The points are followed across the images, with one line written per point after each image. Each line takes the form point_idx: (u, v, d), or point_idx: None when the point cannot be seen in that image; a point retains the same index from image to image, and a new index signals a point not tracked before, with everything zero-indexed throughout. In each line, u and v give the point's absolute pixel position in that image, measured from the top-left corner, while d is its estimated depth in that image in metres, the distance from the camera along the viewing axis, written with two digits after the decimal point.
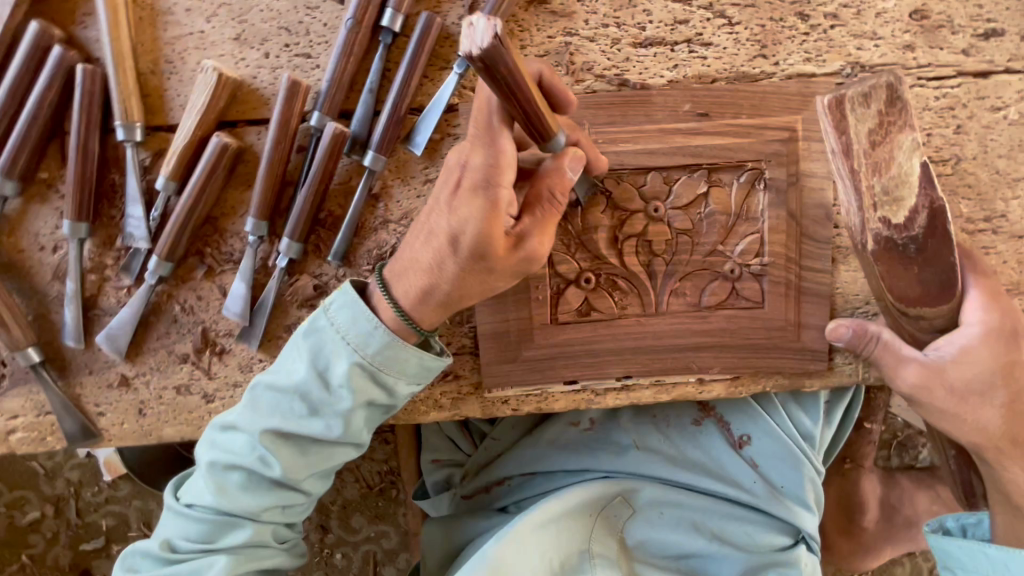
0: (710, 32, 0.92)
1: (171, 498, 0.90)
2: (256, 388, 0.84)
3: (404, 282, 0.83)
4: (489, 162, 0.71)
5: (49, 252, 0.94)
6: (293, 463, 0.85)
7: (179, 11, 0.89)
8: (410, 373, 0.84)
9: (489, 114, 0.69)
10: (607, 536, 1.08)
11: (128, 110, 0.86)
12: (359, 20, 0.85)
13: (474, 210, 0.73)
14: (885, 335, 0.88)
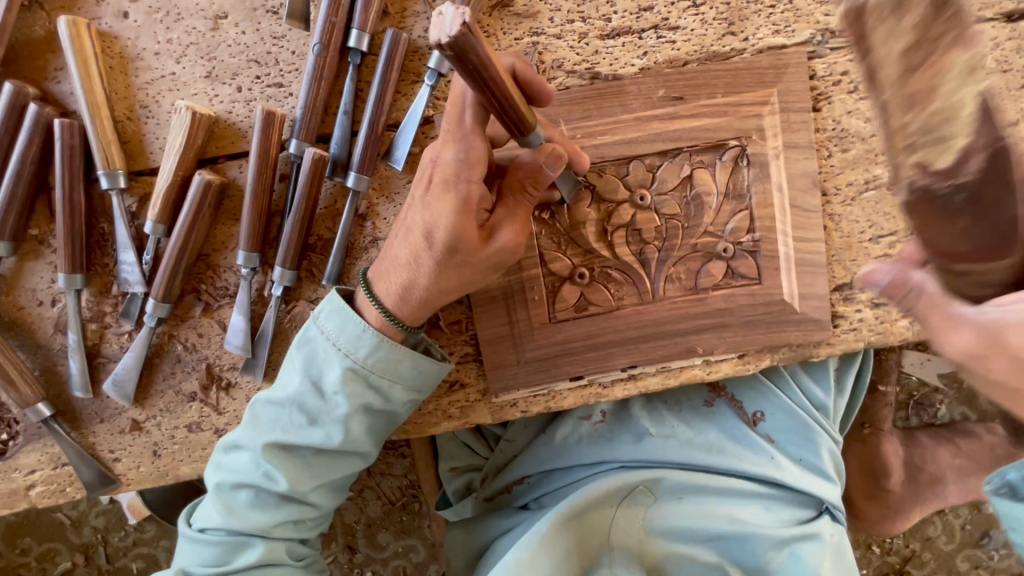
0: (676, 15, 0.92)
1: (185, 526, 0.92)
2: (256, 405, 0.87)
3: (386, 280, 0.84)
4: (461, 155, 0.73)
5: (48, 306, 0.95)
6: (298, 475, 0.86)
7: (149, 55, 0.90)
8: (405, 375, 0.85)
9: (462, 110, 0.72)
10: (627, 527, 1.08)
11: (109, 159, 0.87)
12: (326, 44, 0.86)
13: (446, 205, 0.74)
14: (932, 290, 0.61)
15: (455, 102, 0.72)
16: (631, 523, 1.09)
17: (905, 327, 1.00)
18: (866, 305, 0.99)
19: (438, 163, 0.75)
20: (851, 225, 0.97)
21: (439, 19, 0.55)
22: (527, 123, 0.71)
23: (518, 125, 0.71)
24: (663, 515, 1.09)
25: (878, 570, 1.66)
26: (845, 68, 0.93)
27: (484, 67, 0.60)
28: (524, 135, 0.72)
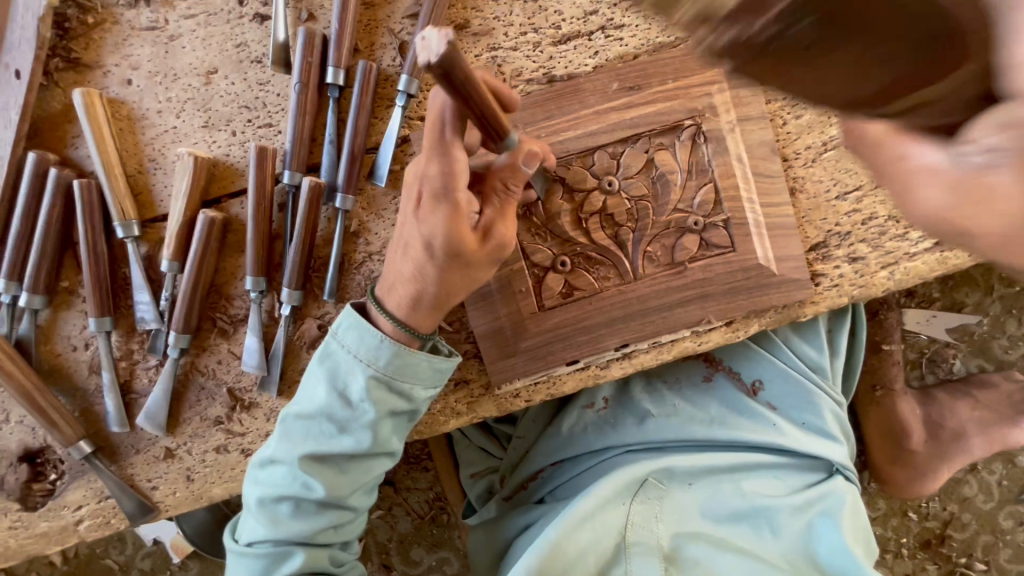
0: (620, 15, 0.99)
1: (231, 541, 0.98)
2: (286, 419, 0.92)
3: (395, 294, 0.90)
4: (444, 170, 0.77)
5: (82, 350, 1.04)
6: (335, 481, 0.92)
7: (152, 114, 1.00)
8: (423, 377, 0.91)
9: (442, 128, 0.75)
10: (646, 522, 1.07)
11: (124, 210, 0.97)
12: (305, 82, 0.95)
13: (440, 216, 0.79)
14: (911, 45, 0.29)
15: (433, 122, 0.75)
16: (649, 517, 1.07)
17: (886, 277, 1.02)
18: (844, 260, 1.02)
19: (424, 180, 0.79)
20: (815, 185, 1.01)
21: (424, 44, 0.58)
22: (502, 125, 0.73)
23: (496, 133, 0.73)
24: (677, 503, 1.10)
25: (919, 538, 1.61)
26: None
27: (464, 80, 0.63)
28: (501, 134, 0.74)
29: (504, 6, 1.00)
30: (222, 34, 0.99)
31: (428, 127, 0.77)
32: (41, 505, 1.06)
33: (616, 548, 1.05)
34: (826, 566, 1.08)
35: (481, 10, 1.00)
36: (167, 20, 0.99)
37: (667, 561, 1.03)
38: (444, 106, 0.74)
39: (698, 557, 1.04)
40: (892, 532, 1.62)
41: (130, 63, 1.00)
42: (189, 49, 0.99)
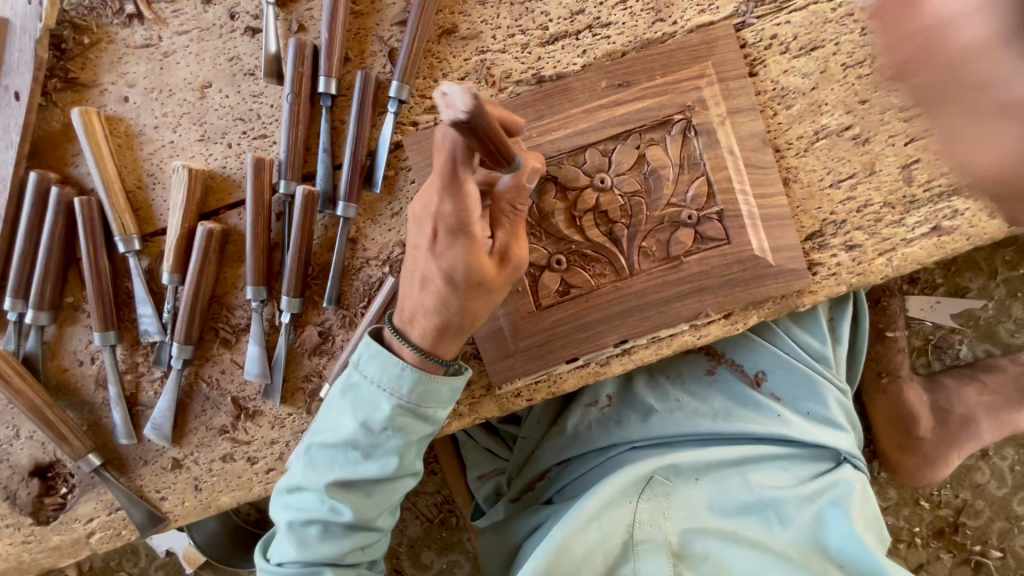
0: (607, 13, 1.00)
1: (261, 561, 0.99)
2: (311, 448, 0.93)
3: (417, 326, 0.89)
4: (460, 207, 0.75)
5: (89, 364, 1.06)
6: (362, 505, 0.93)
7: (149, 129, 1.02)
8: (445, 400, 0.92)
9: (453, 169, 0.73)
10: (653, 519, 1.07)
11: (124, 225, 0.99)
12: (297, 92, 0.97)
13: (459, 251, 0.79)
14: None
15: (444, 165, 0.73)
16: (657, 514, 1.07)
17: (884, 264, 1.02)
18: (840, 249, 1.02)
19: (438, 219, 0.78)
20: (808, 174, 1.01)
21: (445, 105, 0.58)
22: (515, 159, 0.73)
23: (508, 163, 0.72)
24: (684, 500, 1.10)
25: (933, 526, 1.60)
26: (773, 32, 0.99)
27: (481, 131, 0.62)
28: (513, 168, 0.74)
29: (491, 10, 1.01)
30: (215, 48, 1.00)
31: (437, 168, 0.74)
32: (53, 519, 1.08)
33: (624, 546, 1.05)
34: (838, 557, 1.06)
35: (468, 15, 1.01)
36: (161, 36, 1.00)
37: (676, 558, 1.04)
38: (455, 147, 0.71)
39: (706, 551, 1.04)
40: (904, 521, 1.61)
41: (127, 81, 1.01)
42: (183, 65, 1.01)
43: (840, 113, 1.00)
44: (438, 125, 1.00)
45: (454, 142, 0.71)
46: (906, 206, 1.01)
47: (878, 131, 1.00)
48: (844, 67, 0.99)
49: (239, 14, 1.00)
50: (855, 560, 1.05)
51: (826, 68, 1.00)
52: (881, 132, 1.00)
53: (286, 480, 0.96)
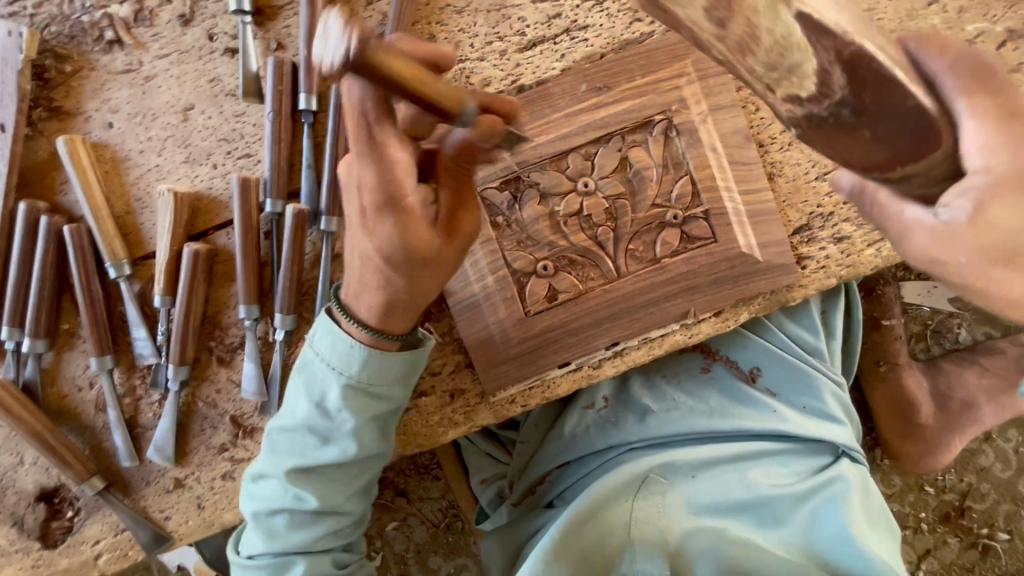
0: (584, 15, 0.99)
1: (236, 556, 1.00)
2: (271, 433, 0.94)
3: (363, 302, 0.86)
4: (381, 176, 0.70)
5: (88, 389, 1.07)
6: (325, 491, 0.93)
7: (134, 154, 1.02)
8: (398, 376, 0.90)
9: (367, 132, 0.68)
10: (649, 519, 1.06)
11: (114, 250, 1.00)
12: (278, 110, 0.97)
13: (392, 224, 0.74)
14: (885, 194, 0.56)
15: (357, 123, 0.68)
16: (655, 514, 1.07)
17: (873, 255, 1.02)
18: (829, 241, 1.02)
19: (360, 189, 0.73)
20: (793, 168, 1.01)
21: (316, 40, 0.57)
22: (453, 104, 0.62)
23: (445, 112, 0.64)
24: (684, 500, 1.09)
25: (938, 511, 1.60)
26: None
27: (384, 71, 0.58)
28: (455, 115, 0.64)
29: (468, 18, 0.99)
30: (195, 70, 1.00)
31: (353, 132, 0.69)
32: (61, 542, 1.09)
33: (621, 547, 1.05)
34: (829, 554, 1.06)
35: (445, 24, 0.99)
36: (141, 61, 1.01)
37: (672, 558, 1.04)
38: (361, 105, 0.66)
39: (702, 550, 1.04)
40: (909, 507, 1.60)
41: (110, 107, 1.02)
42: (164, 88, 1.01)
43: None
44: None
45: (363, 94, 0.65)
46: None
47: None
48: None
49: (217, 35, 1.00)
50: (848, 558, 1.04)
51: None
52: None
53: (251, 470, 0.97)
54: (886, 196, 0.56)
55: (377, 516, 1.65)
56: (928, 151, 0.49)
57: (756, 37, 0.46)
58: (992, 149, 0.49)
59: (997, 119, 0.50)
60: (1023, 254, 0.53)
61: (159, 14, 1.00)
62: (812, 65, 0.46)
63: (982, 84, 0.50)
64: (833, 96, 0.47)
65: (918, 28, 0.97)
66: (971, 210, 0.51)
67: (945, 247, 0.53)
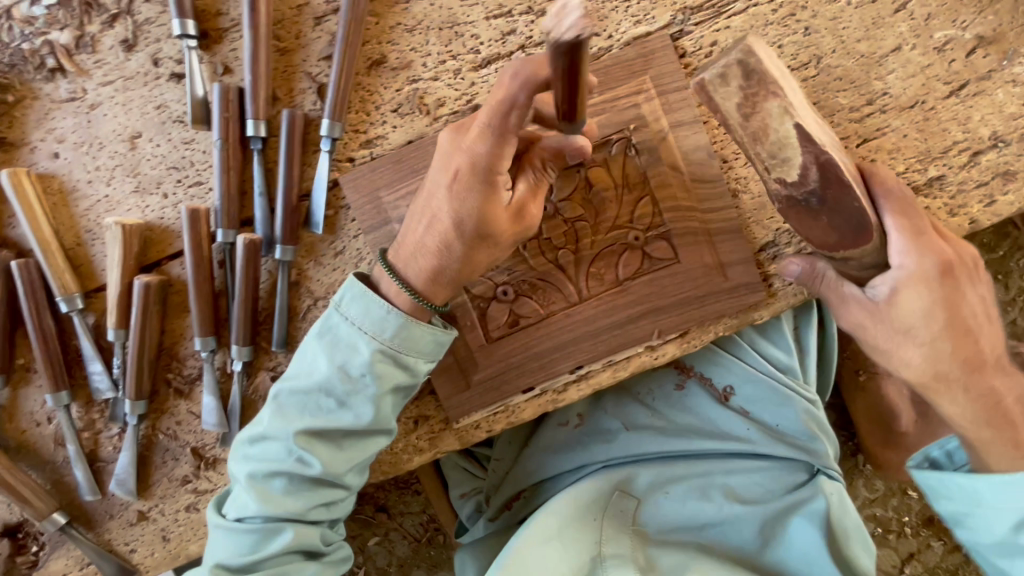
0: (539, 31, 0.95)
1: (217, 516, 0.93)
2: (280, 393, 0.89)
3: (413, 266, 0.89)
4: (495, 147, 0.80)
5: (46, 424, 1.05)
6: (331, 458, 0.89)
7: (83, 185, 1.00)
8: (427, 352, 0.90)
9: (505, 116, 0.78)
10: (619, 532, 1.06)
11: (65, 284, 0.98)
12: (226, 138, 0.94)
13: (478, 196, 0.82)
14: (831, 274, 0.86)
15: (501, 105, 0.77)
16: (622, 527, 1.07)
17: None
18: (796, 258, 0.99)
19: (469, 153, 0.81)
20: (758, 184, 0.98)
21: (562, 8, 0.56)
22: (581, 115, 0.75)
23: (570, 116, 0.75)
24: (650, 514, 1.10)
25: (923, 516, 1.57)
26: (713, 38, 0.95)
27: (574, 57, 0.61)
28: (574, 122, 0.76)
29: (419, 37, 0.96)
30: (140, 97, 0.98)
31: (490, 107, 0.78)
32: None
33: (592, 560, 1.03)
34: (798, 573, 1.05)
35: (396, 44, 0.96)
36: (85, 88, 0.98)
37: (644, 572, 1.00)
38: (518, 91, 0.75)
39: (673, 563, 1.02)
40: (892, 511, 1.57)
41: (56, 137, 0.99)
42: (110, 116, 0.98)
43: None
44: (374, 159, 0.97)
45: (522, 86, 0.75)
46: None
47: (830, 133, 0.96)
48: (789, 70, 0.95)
49: (162, 60, 0.97)
50: None
51: None
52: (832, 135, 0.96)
53: (250, 431, 0.92)
54: (834, 274, 0.86)
55: (357, 532, 1.63)
56: (863, 244, 0.78)
57: (766, 133, 0.74)
58: (906, 253, 0.79)
59: (910, 234, 0.79)
60: (913, 330, 0.80)
61: (101, 40, 0.97)
62: (799, 160, 0.74)
63: (902, 211, 0.79)
64: (808, 186, 0.75)
65: (884, 37, 0.94)
66: (886, 293, 0.79)
67: (865, 318, 0.82)
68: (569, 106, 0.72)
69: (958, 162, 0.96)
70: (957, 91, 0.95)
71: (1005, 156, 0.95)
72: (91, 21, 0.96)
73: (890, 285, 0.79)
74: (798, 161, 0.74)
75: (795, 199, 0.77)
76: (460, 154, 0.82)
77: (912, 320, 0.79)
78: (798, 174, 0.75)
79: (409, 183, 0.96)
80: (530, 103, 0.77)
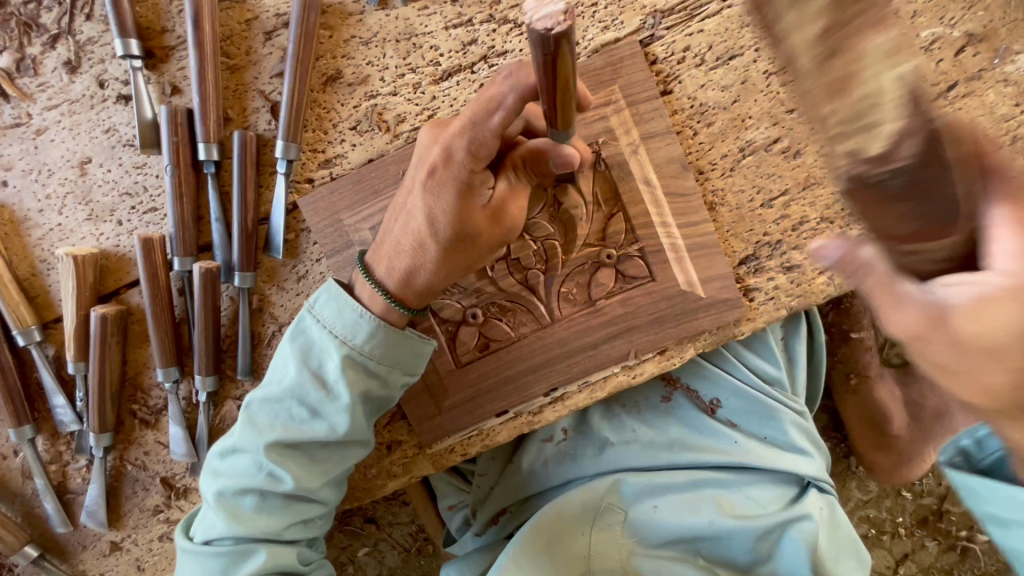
0: (501, 40, 0.90)
1: (185, 540, 0.83)
2: (250, 404, 0.79)
3: (389, 264, 0.78)
4: (472, 145, 0.68)
5: (13, 457, 1.04)
6: (305, 472, 0.79)
7: (35, 214, 0.97)
8: (405, 360, 0.80)
9: (488, 114, 0.66)
10: (609, 547, 1.03)
11: (21, 318, 0.94)
12: (176, 162, 0.90)
13: (452, 196, 0.70)
14: (878, 270, 0.60)
15: (487, 103, 0.65)
16: (609, 542, 1.03)
17: (826, 283, 0.94)
18: (778, 271, 0.94)
19: (445, 147, 0.69)
20: (736, 195, 0.93)
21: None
22: (566, 122, 0.61)
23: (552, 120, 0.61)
24: (639, 529, 1.04)
25: None
26: (685, 44, 0.90)
27: (552, 60, 0.51)
28: (557, 130, 0.62)
29: (376, 50, 0.92)
30: (88, 121, 0.94)
31: (474, 103, 0.67)
32: None
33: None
34: None
35: (352, 58, 0.92)
36: (31, 114, 0.95)
37: None
38: (505, 89, 0.64)
39: None
40: (886, 512, 1.41)
41: (4, 164, 0.97)
42: (58, 142, 0.95)
43: (766, 126, 0.92)
44: (334, 179, 0.93)
45: (512, 85, 0.63)
46: (846, 219, 0.93)
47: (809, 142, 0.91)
48: (766, 75, 0.91)
49: (108, 81, 0.93)
50: None
51: (746, 78, 0.91)
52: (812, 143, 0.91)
53: (221, 444, 0.82)
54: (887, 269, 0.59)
55: (347, 543, 1.55)
56: (941, 240, 0.51)
57: (847, 85, 0.45)
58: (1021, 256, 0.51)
59: None
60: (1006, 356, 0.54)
61: (43, 62, 0.94)
62: (889, 128, 0.45)
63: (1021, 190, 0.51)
64: (893, 162, 0.46)
65: None
66: (967, 301, 0.53)
67: (926, 328, 0.57)
68: (548, 108, 0.59)
69: None
70: (946, 92, 0.89)
71: None
72: (31, 42, 0.93)
73: (968, 293, 0.53)
74: (891, 129, 0.45)
75: (867, 178, 0.48)
76: (438, 147, 0.71)
77: (995, 341, 0.54)
78: (882, 147, 0.46)
79: (369, 205, 0.91)
80: (519, 107, 0.65)
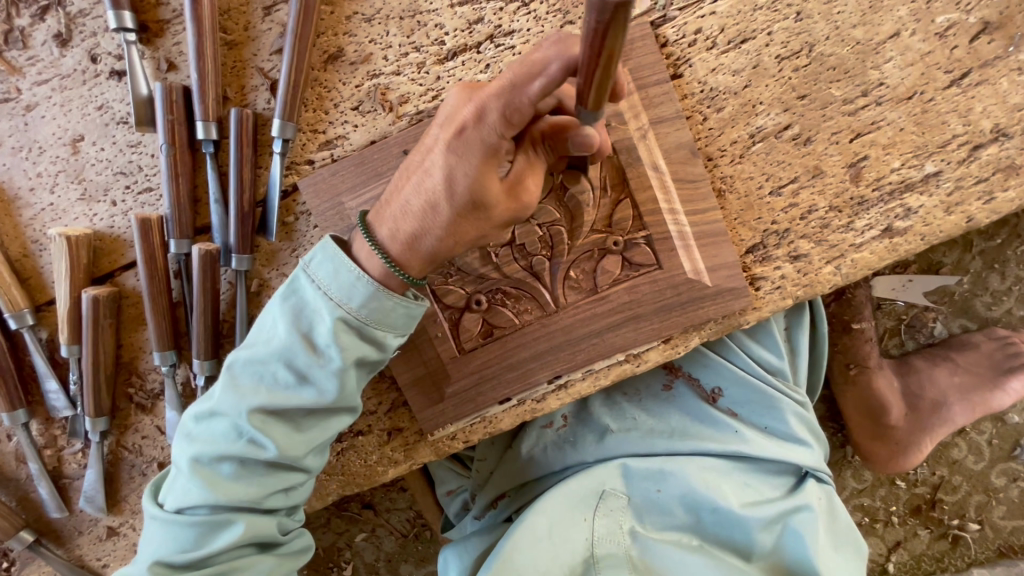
0: (508, 19, 0.88)
1: (154, 508, 0.81)
2: (234, 364, 0.78)
3: (391, 225, 0.74)
4: (507, 110, 0.64)
5: (7, 441, 1.02)
6: (289, 440, 0.78)
7: (26, 193, 0.94)
8: (399, 325, 0.78)
9: (529, 79, 0.62)
10: (614, 533, 1.03)
11: (13, 300, 0.92)
12: (172, 141, 0.88)
13: (476, 158, 0.66)
14: None
15: (530, 68, 0.62)
16: (614, 528, 1.03)
17: (833, 273, 0.94)
18: (785, 260, 0.94)
19: (478, 106, 0.65)
20: (745, 183, 0.92)
21: None
22: (596, 103, 0.58)
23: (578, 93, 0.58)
24: (641, 511, 1.06)
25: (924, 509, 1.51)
26: (697, 26, 0.88)
27: (604, 27, 0.49)
28: (585, 109, 0.60)
29: (379, 27, 0.89)
30: (81, 97, 0.92)
31: (516, 65, 0.63)
32: None
33: (585, 562, 1.01)
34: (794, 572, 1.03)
35: (354, 35, 0.90)
36: (20, 88, 0.92)
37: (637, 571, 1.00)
38: (552, 58, 0.61)
39: (665, 562, 1.01)
40: (880, 501, 1.42)
41: None
42: (48, 118, 0.92)
43: (776, 112, 0.90)
44: (335, 161, 0.91)
45: (559, 53, 0.60)
46: (854, 209, 0.92)
47: (820, 129, 0.90)
48: (779, 59, 0.89)
49: (100, 56, 0.90)
50: None
51: (758, 62, 0.89)
52: (823, 130, 0.90)
53: (197, 406, 0.80)
54: None
55: (344, 528, 1.55)
56: None
57: None
58: None
59: None
60: None
61: (32, 34, 0.90)
62: None
63: None
64: None
65: (881, 22, 0.87)
66: None
67: None
68: (583, 84, 0.57)
69: (957, 157, 0.90)
70: (959, 79, 0.88)
71: (1007, 150, 0.90)
72: (20, 13, 0.90)
73: None
74: None
75: None
76: (470, 106, 0.66)
77: None
78: None
79: (371, 188, 0.89)
80: (561, 76, 0.61)
